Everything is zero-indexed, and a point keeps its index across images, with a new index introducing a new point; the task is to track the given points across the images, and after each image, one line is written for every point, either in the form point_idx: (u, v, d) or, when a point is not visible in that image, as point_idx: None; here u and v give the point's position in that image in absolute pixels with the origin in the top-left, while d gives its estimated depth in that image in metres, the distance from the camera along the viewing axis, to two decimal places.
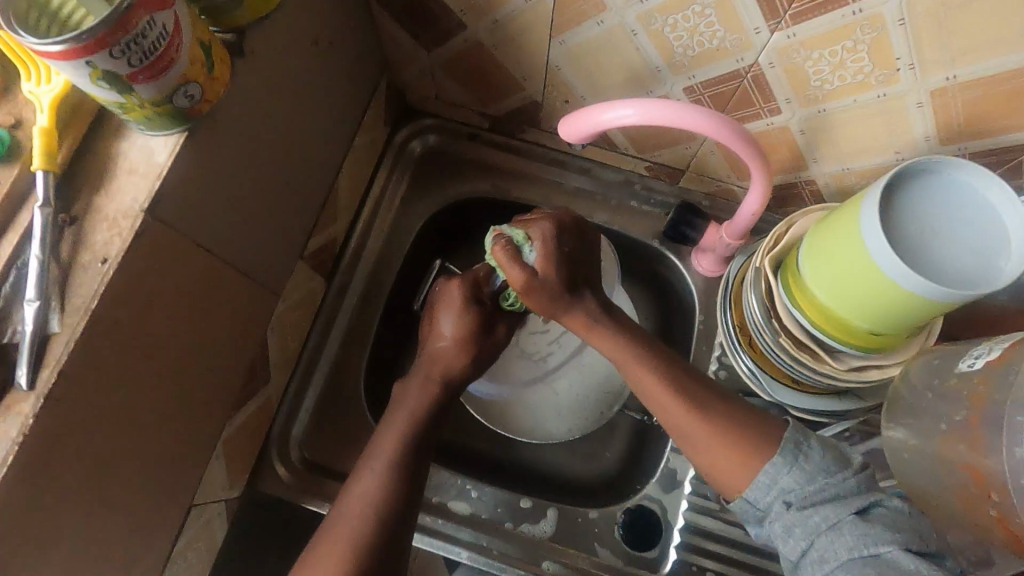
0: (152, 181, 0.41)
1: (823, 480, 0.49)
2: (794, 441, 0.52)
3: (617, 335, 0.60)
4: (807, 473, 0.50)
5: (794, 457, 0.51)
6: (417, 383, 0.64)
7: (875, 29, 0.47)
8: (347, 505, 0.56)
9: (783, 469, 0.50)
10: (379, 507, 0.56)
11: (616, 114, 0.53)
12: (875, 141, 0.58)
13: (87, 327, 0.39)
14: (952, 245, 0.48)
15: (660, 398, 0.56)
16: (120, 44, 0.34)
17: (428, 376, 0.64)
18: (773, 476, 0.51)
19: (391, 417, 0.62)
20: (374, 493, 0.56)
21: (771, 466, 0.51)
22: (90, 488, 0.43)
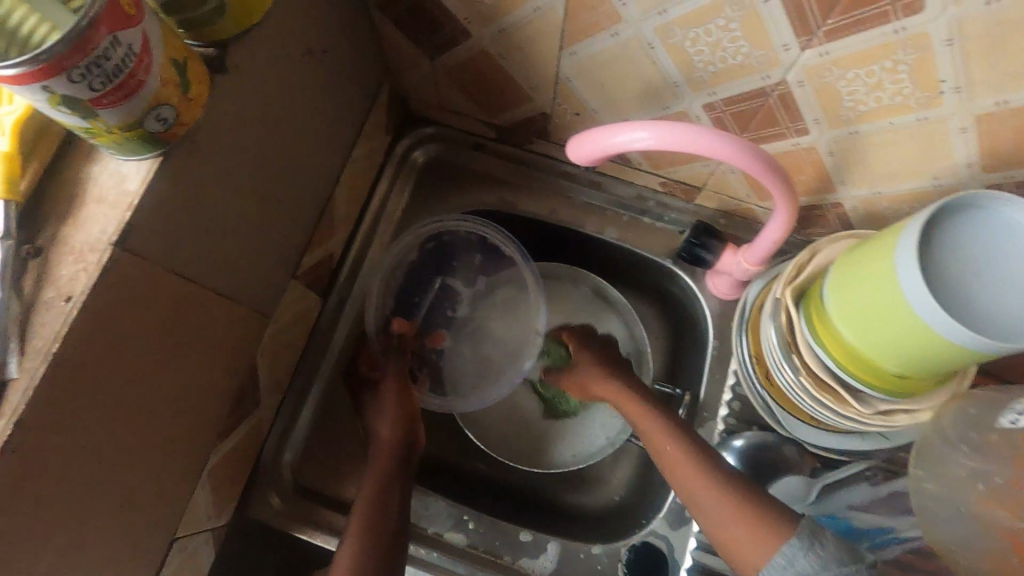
0: (123, 211, 0.38)
1: (838, 568, 0.46)
2: (810, 528, 0.50)
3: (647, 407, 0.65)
4: (823, 559, 0.47)
5: (810, 542, 0.48)
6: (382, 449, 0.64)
7: (918, 49, 0.42)
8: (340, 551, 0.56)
9: (800, 553, 0.48)
10: (370, 553, 0.56)
11: (628, 137, 0.49)
12: (911, 165, 0.53)
13: (49, 371, 0.36)
14: (985, 298, 0.43)
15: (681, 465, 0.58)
16: (79, 67, 0.31)
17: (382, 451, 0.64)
18: (789, 557, 0.48)
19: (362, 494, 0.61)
20: (363, 537, 0.57)
21: (789, 547, 0.49)
22: (59, 534, 0.41)
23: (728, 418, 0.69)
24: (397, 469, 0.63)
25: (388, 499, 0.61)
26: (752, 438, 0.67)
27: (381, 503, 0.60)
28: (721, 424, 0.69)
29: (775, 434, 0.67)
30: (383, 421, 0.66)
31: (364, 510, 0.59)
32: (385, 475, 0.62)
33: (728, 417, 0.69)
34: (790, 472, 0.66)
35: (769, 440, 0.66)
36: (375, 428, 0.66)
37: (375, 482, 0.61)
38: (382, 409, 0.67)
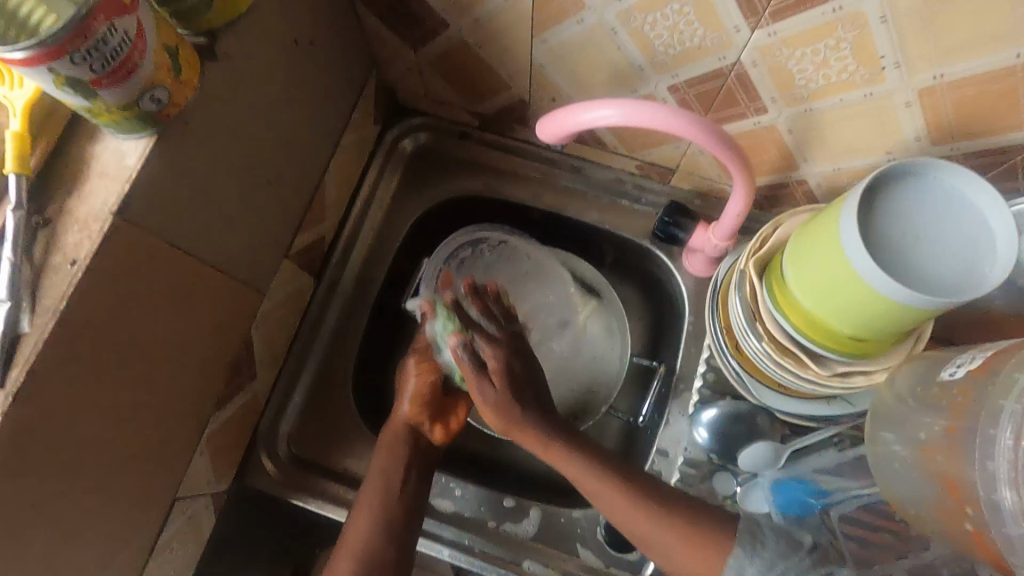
0: (122, 184, 0.42)
1: (783, 563, 0.53)
2: (749, 532, 0.57)
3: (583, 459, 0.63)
4: (768, 559, 0.54)
5: (751, 546, 0.56)
6: (387, 437, 0.67)
7: (856, 27, 0.46)
8: (350, 531, 0.61)
9: (745, 560, 0.54)
10: (383, 536, 0.60)
11: (594, 115, 0.53)
12: (865, 141, 0.57)
13: (56, 328, 0.40)
14: (964, 249, 0.46)
15: (625, 513, 0.60)
16: (81, 51, 0.35)
17: (396, 432, 0.67)
18: (738, 566, 0.55)
19: (372, 467, 0.65)
20: (375, 517, 0.61)
21: (735, 556, 0.55)
22: (66, 482, 0.44)
23: (702, 389, 0.72)
24: (407, 449, 0.66)
25: (393, 476, 0.64)
26: (725, 406, 0.70)
27: (388, 480, 0.63)
28: (696, 395, 0.72)
29: (748, 403, 0.69)
30: (405, 401, 0.68)
31: (376, 485, 0.63)
32: (394, 456, 0.65)
33: (702, 388, 0.73)
34: (759, 438, 0.68)
35: (741, 408, 0.69)
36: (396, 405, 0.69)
37: (384, 460, 0.65)
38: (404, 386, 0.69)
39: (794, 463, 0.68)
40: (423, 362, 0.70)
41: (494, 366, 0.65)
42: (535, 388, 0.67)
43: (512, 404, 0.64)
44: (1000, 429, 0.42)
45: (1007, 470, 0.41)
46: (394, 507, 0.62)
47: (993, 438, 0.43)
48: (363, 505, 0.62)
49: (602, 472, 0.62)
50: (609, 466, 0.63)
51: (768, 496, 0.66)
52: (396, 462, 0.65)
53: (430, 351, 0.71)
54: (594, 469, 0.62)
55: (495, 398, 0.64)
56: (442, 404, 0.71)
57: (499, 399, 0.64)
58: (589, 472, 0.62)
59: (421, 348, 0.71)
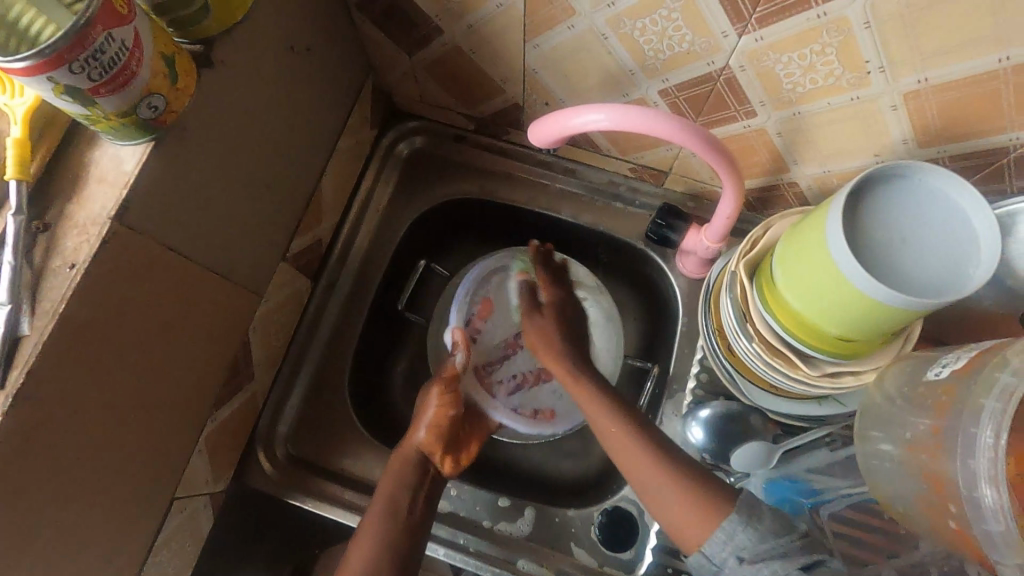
0: (120, 189, 0.43)
1: (774, 539, 0.51)
2: (748, 504, 0.54)
3: (603, 395, 0.68)
4: (761, 532, 0.51)
5: (748, 516, 0.53)
6: (395, 467, 0.67)
7: (841, 32, 0.46)
8: (351, 559, 0.60)
9: (739, 526, 0.52)
10: (386, 558, 0.60)
11: (586, 119, 0.53)
12: (853, 144, 0.57)
13: (55, 330, 0.41)
14: (954, 249, 0.47)
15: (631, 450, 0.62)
16: (79, 60, 0.36)
17: (406, 463, 0.67)
18: (729, 532, 0.52)
19: (377, 494, 0.65)
20: (379, 544, 0.61)
21: (729, 522, 0.53)
22: (66, 481, 0.45)
23: (695, 389, 0.73)
24: (416, 475, 0.66)
25: (399, 502, 0.64)
26: (718, 406, 0.70)
27: (393, 507, 0.63)
28: (689, 396, 0.73)
29: (738, 403, 0.70)
30: (421, 428, 0.69)
31: (380, 510, 0.63)
32: (399, 480, 0.65)
33: (696, 388, 0.73)
34: (752, 437, 0.68)
35: (732, 408, 0.69)
36: (410, 433, 0.70)
37: (391, 483, 0.65)
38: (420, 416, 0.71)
39: (787, 462, 0.68)
40: (445, 393, 0.72)
41: (547, 302, 0.78)
42: (574, 330, 0.78)
43: (555, 335, 0.75)
44: (980, 427, 0.43)
45: (986, 467, 0.42)
46: (397, 533, 0.62)
47: (974, 437, 0.43)
48: (363, 532, 0.62)
49: (615, 404, 0.67)
50: (620, 400, 0.68)
51: (761, 492, 0.68)
52: (403, 488, 0.65)
53: (452, 382, 0.74)
54: (607, 398, 0.68)
55: (544, 324, 0.76)
56: (457, 438, 0.71)
57: (546, 324, 0.76)
58: (601, 400, 0.68)
59: (445, 376, 0.74)
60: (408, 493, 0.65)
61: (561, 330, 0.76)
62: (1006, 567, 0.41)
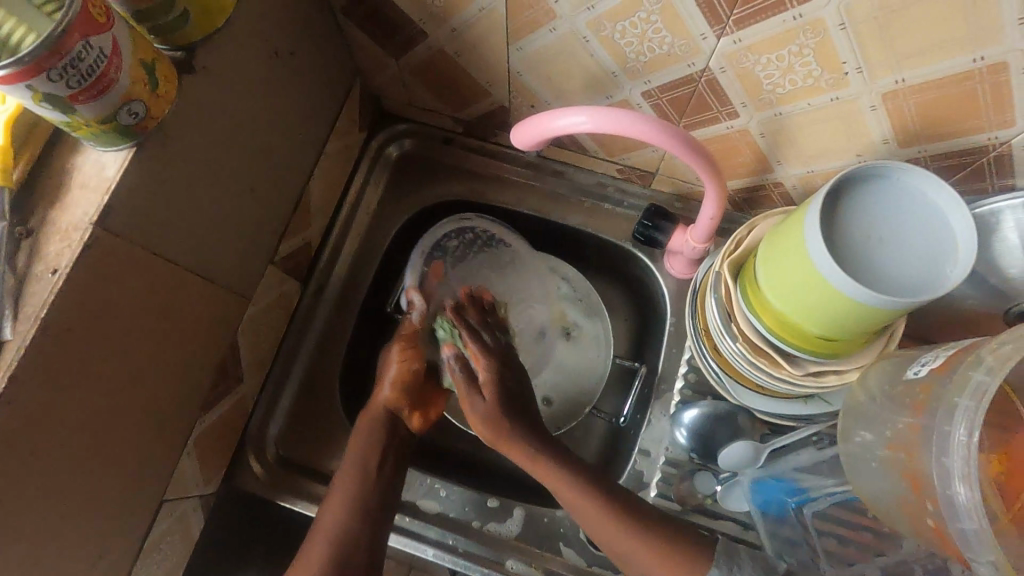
0: (101, 195, 0.44)
1: None
2: (726, 554, 0.59)
3: (563, 470, 0.65)
4: None
5: (729, 568, 0.58)
6: (365, 425, 0.69)
7: (817, 34, 0.46)
8: (324, 518, 0.63)
9: None
10: (354, 519, 0.62)
11: (568, 121, 0.54)
12: (835, 144, 0.57)
13: (37, 334, 0.41)
14: (897, 229, 0.48)
15: (598, 519, 0.62)
16: (57, 68, 0.36)
17: (372, 422, 0.68)
18: None
19: (348, 452, 0.67)
20: (348, 504, 0.63)
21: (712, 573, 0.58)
22: (51, 484, 0.46)
23: (684, 390, 0.73)
24: (382, 432, 0.68)
25: (370, 464, 0.66)
26: (706, 406, 0.70)
27: (365, 469, 0.65)
28: (677, 396, 0.73)
29: (726, 403, 0.70)
30: (385, 385, 0.70)
31: (351, 471, 0.65)
32: (369, 445, 0.67)
33: (684, 388, 0.74)
34: (741, 437, 0.69)
35: (720, 409, 0.70)
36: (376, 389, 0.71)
37: (360, 443, 0.67)
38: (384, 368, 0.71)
39: (774, 462, 0.68)
40: (407, 350, 0.71)
41: (485, 378, 0.71)
42: (520, 402, 0.71)
43: (506, 416, 0.69)
44: (953, 425, 0.43)
45: (960, 465, 0.42)
46: (366, 493, 0.64)
47: (948, 434, 0.43)
48: (336, 493, 0.64)
49: (576, 475, 0.65)
50: (572, 462, 0.66)
51: (748, 493, 0.69)
52: (372, 451, 0.66)
53: (413, 338, 0.73)
54: (561, 467, 0.66)
55: (487, 411, 0.69)
56: (423, 393, 0.73)
57: (489, 411, 0.69)
58: (558, 472, 0.65)
59: (405, 333, 0.74)
60: (378, 456, 0.66)
61: (514, 417, 0.69)
62: (980, 564, 0.41)
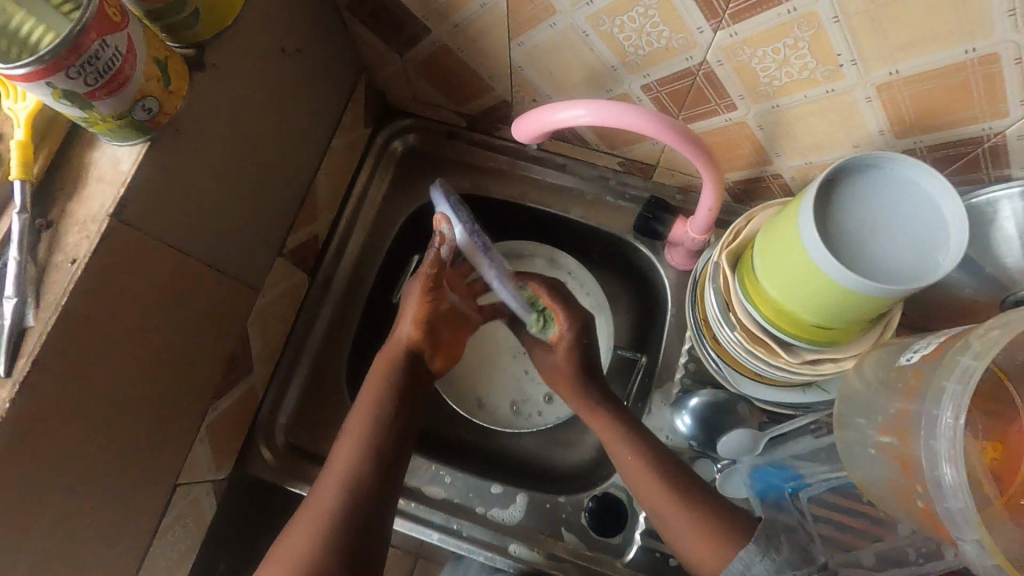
0: (118, 187, 0.46)
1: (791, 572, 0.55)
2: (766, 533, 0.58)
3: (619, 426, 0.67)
4: (779, 563, 0.56)
5: (766, 547, 0.57)
6: (381, 367, 0.69)
7: (811, 27, 0.47)
8: (326, 482, 0.61)
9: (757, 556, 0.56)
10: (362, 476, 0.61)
11: (568, 114, 0.55)
12: (832, 136, 0.58)
13: (57, 321, 0.43)
14: (885, 210, 0.49)
15: (648, 481, 0.64)
16: (75, 66, 0.38)
17: (392, 360, 0.69)
18: (747, 562, 0.56)
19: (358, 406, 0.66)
20: (355, 456, 0.62)
21: (747, 552, 0.57)
22: (72, 464, 0.48)
23: (684, 378, 0.75)
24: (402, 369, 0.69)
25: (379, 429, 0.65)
26: (705, 395, 0.72)
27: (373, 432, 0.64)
28: (678, 384, 0.75)
29: (726, 391, 0.72)
30: (409, 322, 0.70)
31: (363, 422, 0.65)
32: (380, 407, 0.66)
33: (684, 377, 0.75)
34: (740, 425, 0.70)
35: (720, 397, 0.71)
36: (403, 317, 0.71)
37: (378, 384, 0.67)
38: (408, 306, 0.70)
39: (772, 449, 0.70)
40: (433, 292, 0.69)
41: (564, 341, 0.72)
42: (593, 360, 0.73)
43: (570, 377, 0.71)
44: (941, 408, 0.44)
45: (947, 446, 0.43)
46: (373, 452, 0.63)
47: (936, 418, 0.45)
48: (342, 456, 0.63)
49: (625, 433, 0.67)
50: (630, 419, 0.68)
51: (747, 480, 0.70)
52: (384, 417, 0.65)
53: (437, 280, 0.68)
54: (619, 419, 0.68)
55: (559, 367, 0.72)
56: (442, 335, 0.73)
57: (562, 369, 0.72)
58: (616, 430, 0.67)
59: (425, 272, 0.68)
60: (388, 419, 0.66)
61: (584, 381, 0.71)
62: (965, 543, 0.42)
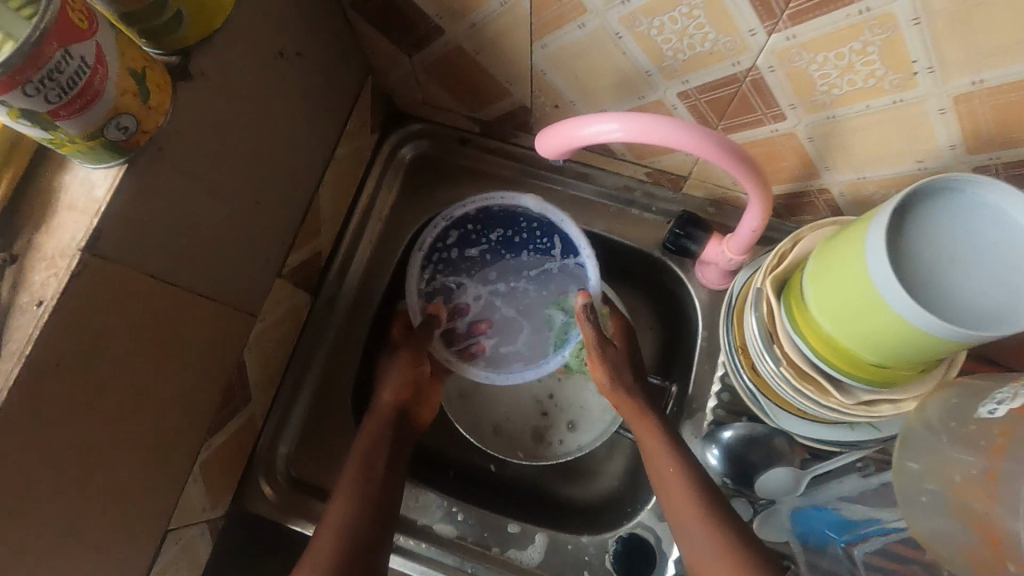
0: (90, 218, 0.40)
1: None
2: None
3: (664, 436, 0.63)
4: None
5: None
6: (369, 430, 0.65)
7: (885, 29, 0.41)
8: (314, 546, 0.55)
9: None
10: (358, 536, 0.56)
11: (598, 129, 0.49)
12: (893, 149, 0.52)
13: (22, 373, 0.38)
14: (965, 240, 0.43)
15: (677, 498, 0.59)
16: (33, 81, 0.32)
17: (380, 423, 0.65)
18: None
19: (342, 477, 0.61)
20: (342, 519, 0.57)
21: None
22: (45, 525, 0.43)
23: (717, 409, 0.69)
24: (390, 436, 0.65)
25: (373, 468, 0.62)
26: (741, 428, 0.66)
27: (368, 470, 0.61)
28: (710, 415, 0.69)
29: (763, 425, 0.66)
30: (387, 390, 0.67)
31: (351, 482, 0.60)
32: (362, 468, 0.61)
33: (717, 408, 0.69)
34: (779, 462, 0.65)
35: (756, 431, 0.66)
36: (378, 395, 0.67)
37: (365, 449, 0.63)
38: (390, 374, 0.68)
39: (815, 490, 0.65)
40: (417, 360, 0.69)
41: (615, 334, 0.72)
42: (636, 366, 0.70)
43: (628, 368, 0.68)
44: None
45: None
46: (368, 514, 0.58)
47: None
48: (337, 495, 0.60)
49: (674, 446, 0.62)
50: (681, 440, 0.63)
51: (788, 523, 0.65)
52: (377, 454, 0.63)
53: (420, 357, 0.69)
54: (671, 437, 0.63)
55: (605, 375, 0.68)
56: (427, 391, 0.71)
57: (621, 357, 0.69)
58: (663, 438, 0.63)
59: (415, 342, 0.70)
60: (369, 477, 0.61)
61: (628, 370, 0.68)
62: None
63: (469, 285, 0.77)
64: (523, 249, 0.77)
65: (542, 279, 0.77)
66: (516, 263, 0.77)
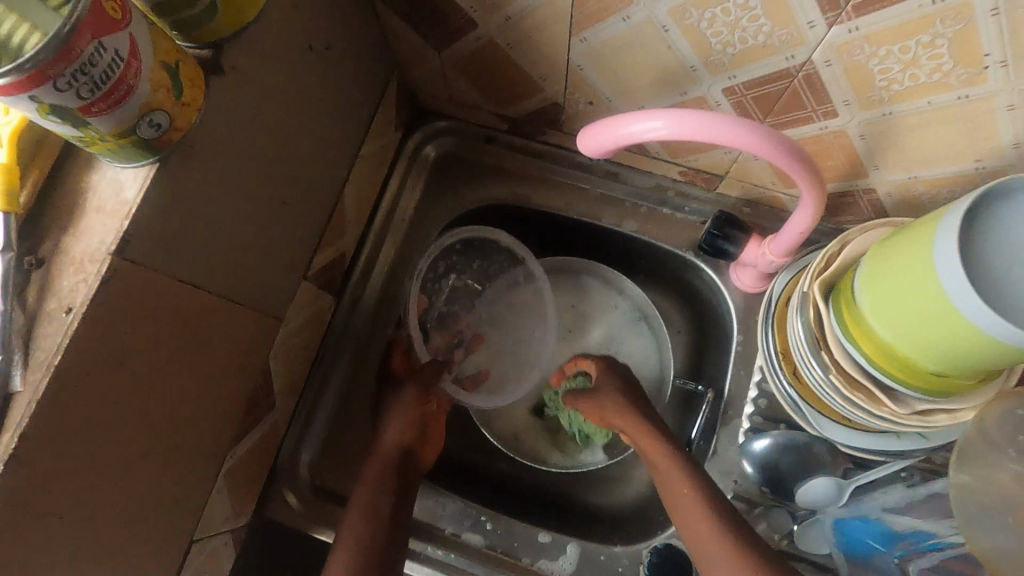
0: (121, 220, 0.38)
1: None
2: None
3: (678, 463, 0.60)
4: None
5: None
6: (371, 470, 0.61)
7: (959, 20, 0.39)
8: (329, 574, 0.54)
9: None
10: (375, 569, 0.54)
11: (643, 127, 0.46)
12: (950, 147, 0.49)
13: (51, 384, 0.36)
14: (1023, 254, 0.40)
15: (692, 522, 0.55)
16: (65, 75, 0.30)
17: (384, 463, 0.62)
18: None
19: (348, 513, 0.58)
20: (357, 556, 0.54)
21: None
22: (72, 542, 0.41)
23: (754, 416, 0.67)
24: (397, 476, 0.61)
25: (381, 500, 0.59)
26: (780, 436, 0.64)
27: (381, 500, 0.59)
28: (746, 423, 0.67)
29: (804, 432, 0.64)
30: (392, 427, 0.64)
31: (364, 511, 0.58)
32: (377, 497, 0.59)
33: (755, 415, 0.67)
34: (819, 471, 0.63)
35: (796, 439, 0.63)
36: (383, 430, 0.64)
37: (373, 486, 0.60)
38: (395, 413, 0.65)
39: (859, 500, 0.62)
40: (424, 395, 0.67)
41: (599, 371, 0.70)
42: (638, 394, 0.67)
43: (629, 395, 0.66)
44: None
45: None
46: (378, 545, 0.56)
47: None
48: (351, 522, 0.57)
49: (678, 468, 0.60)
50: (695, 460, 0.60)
51: (829, 534, 0.63)
52: (386, 484, 0.60)
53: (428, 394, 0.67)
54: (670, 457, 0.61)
55: (609, 404, 0.66)
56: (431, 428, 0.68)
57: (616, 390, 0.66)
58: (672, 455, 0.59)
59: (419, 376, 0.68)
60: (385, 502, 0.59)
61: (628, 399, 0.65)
62: None
63: (461, 313, 0.80)
64: (495, 277, 0.80)
65: (515, 305, 0.80)
66: (490, 291, 0.81)
